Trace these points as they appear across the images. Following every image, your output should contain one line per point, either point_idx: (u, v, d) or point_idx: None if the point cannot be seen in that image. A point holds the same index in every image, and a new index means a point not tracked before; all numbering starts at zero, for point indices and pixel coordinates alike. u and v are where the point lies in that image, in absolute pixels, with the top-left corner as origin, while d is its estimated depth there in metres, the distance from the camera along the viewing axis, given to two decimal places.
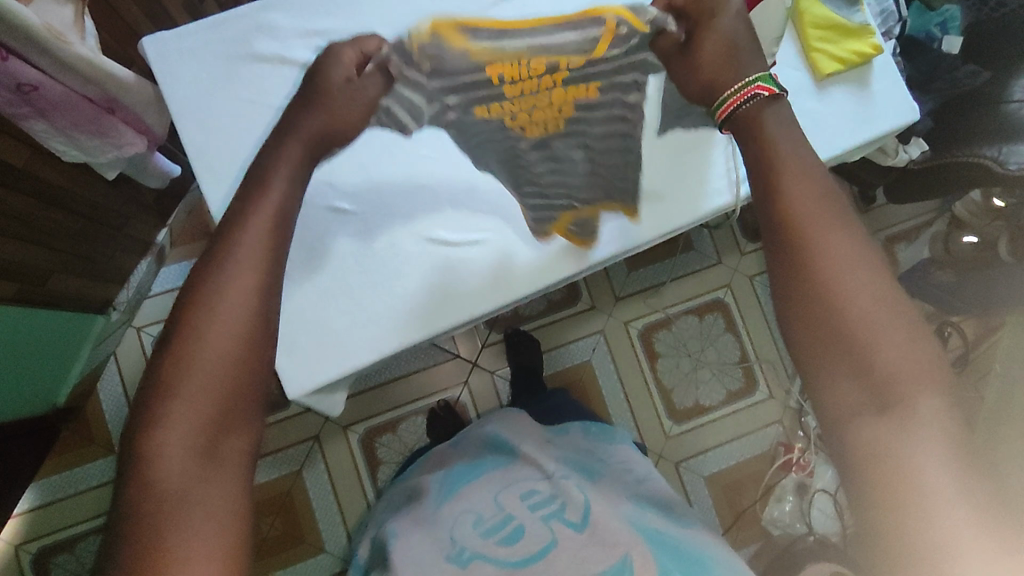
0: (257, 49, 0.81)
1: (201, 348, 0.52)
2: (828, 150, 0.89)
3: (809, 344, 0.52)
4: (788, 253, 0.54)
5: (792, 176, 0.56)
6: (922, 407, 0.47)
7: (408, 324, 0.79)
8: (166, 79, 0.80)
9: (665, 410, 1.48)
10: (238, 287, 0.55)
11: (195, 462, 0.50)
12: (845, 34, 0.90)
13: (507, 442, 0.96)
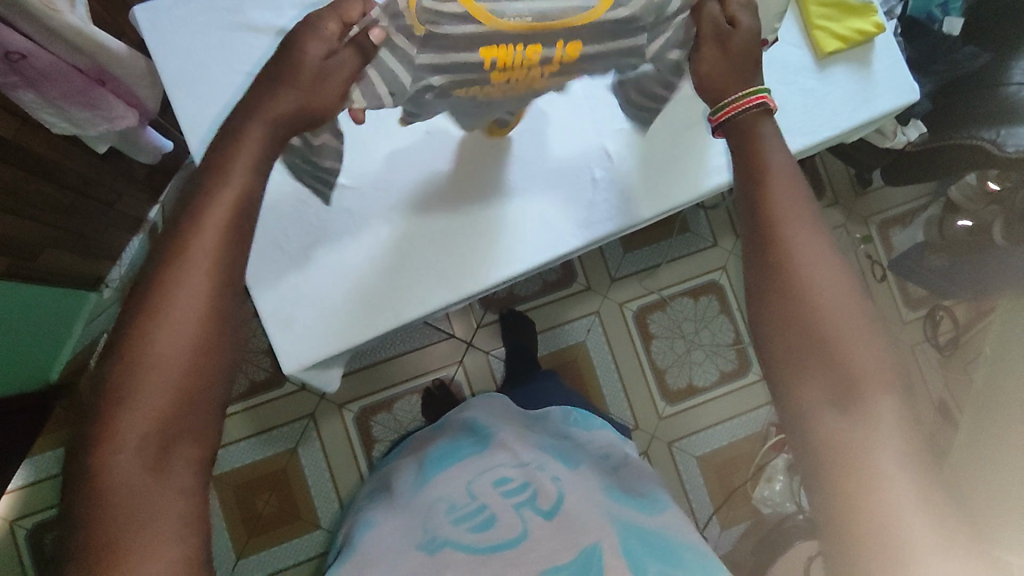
0: (251, 19, 0.79)
1: (154, 343, 0.46)
2: (829, 129, 0.89)
3: (789, 345, 0.51)
4: (768, 250, 0.54)
5: (774, 171, 0.57)
6: (883, 408, 0.48)
7: (403, 298, 0.79)
8: (159, 49, 0.78)
9: (657, 391, 1.49)
10: (197, 272, 0.47)
11: (152, 476, 0.44)
12: (846, 12, 0.88)
13: (486, 428, 0.95)
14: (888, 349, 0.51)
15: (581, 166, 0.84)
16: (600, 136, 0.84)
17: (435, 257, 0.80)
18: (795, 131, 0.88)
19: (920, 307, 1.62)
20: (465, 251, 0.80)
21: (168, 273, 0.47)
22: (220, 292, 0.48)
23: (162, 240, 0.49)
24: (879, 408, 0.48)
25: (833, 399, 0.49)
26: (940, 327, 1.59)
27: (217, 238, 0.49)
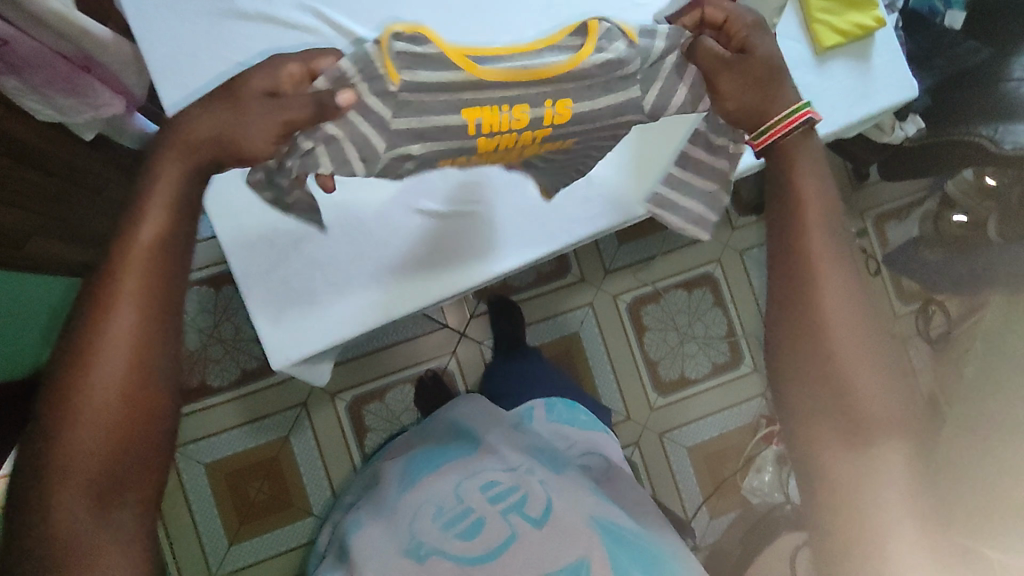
0: (240, 6, 0.77)
1: (89, 395, 0.50)
2: (825, 126, 0.88)
3: (806, 388, 0.58)
4: (797, 295, 0.59)
5: (812, 218, 0.60)
6: (887, 449, 0.55)
7: (397, 295, 0.79)
8: (145, 35, 0.76)
9: (650, 382, 1.49)
10: (125, 328, 0.51)
11: (89, 511, 0.50)
12: (847, 5, 0.87)
13: (472, 432, 0.95)
14: (904, 397, 0.57)
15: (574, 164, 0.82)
16: None
17: (427, 253, 0.80)
18: None
19: (913, 301, 1.60)
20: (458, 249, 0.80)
21: (97, 329, 0.51)
22: (144, 344, 0.52)
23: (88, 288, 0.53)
24: (890, 448, 0.55)
25: (845, 438, 0.56)
26: (932, 322, 1.59)
27: (138, 293, 0.52)
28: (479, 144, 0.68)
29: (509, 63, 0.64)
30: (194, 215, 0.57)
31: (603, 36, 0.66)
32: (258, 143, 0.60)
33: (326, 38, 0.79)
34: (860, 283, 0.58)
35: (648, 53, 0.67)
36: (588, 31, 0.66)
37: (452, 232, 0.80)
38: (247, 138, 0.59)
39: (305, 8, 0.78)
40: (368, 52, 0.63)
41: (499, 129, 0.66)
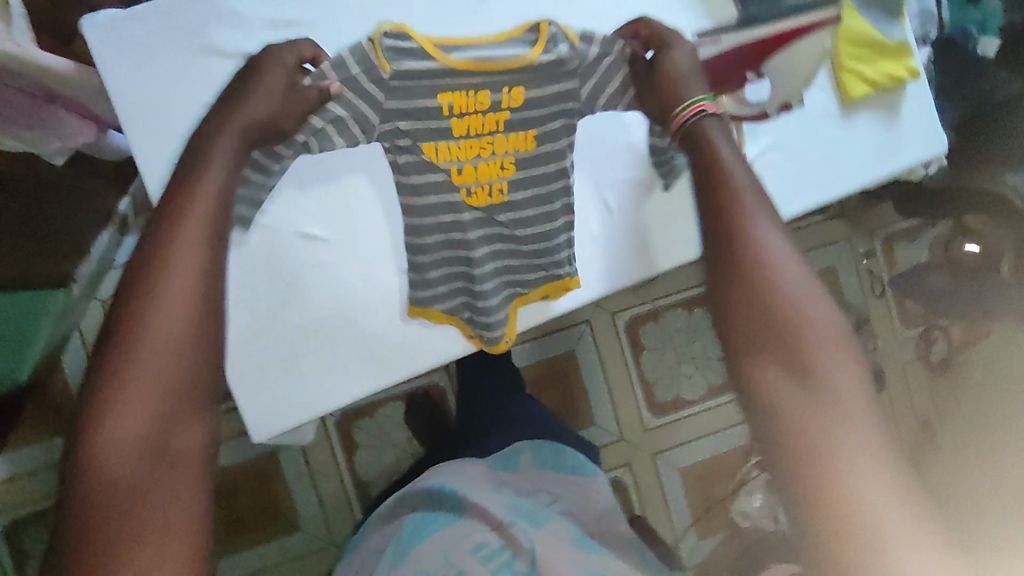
0: (216, 41, 0.70)
1: (148, 340, 0.50)
2: (848, 184, 0.83)
3: (756, 341, 0.54)
4: (728, 253, 0.57)
5: (728, 171, 0.61)
6: (841, 384, 0.51)
7: (402, 334, 0.76)
8: (113, 72, 0.69)
9: (644, 403, 1.47)
10: (182, 274, 0.52)
11: (146, 454, 0.48)
12: (880, 52, 0.80)
13: (453, 493, 0.92)
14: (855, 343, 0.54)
15: (581, 220, 0.79)
16: (599, 188, 0.79)
17: (426, 276, 0.75)
18: (814, 188, 0.82)
19: (915, 324, 1.56)
20: (465, 303, 0.77)
21: (152, 279, 0.51)
22: (201, 291, 0.52)
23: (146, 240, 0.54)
24: (844, 382, 0.52)
25: (792, 376, 0.52)
26: (933, 347, 1.54)
27: (196, 236, 0.54)
28: (452, 125, 0.72)
29: (475, 55, 0.70)
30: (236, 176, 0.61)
31: (550, 41, 0.70)
32: (275, 111, 0.64)
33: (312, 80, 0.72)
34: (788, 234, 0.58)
35: (585, 56, 0.71)
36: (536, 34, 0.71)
37: (456, 278, 0.77)
38: (264, 108, 0.63)
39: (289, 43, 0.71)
40: (363, 45, 0.67)
41: (467, 110, 0.72)
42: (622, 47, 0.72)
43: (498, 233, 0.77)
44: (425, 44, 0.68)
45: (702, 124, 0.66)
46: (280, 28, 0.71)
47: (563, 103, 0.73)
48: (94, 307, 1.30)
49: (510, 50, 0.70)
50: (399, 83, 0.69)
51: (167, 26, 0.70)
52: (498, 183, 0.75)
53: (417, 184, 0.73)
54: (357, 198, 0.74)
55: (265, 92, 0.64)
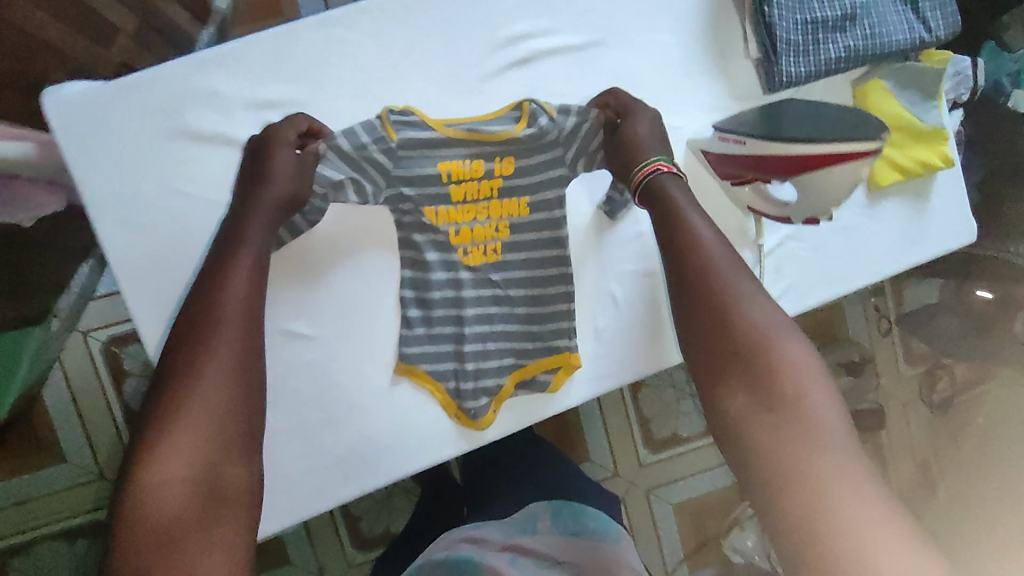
0: (193, 125, 0.64)
1: (199, 386, 0.52)
2: (869, 276, 0.78)
3: (729, 377, 0.52)
4: (695, 292, 0.56)
5: (689, 208, 0.61)
6: (809, 403, 0.49)
7: (391, 417, 0.72)
8: (77, 159, 0.63)
9: (641, 438, 1.45)
10: (232, 325, 0.55)
11: (197, 493, 0.48)
12: (913, 137, 0.75)
13: (468, 562, 0.78)
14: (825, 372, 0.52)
15: (584, 317, 0.75)
16: (605, 280, 0.75)
17: (413, 332, 0.72)
18: (832, 277, 0.77)
19: (920, 363, 1.44)
20: (452, 371, 0.73)
21: (213, 329, 0.55)
22: (248, 340, 0.56)
23: (192, 301, 0.57)
24: (814, 407, 0.49)
25: (755, 405, 0.50)
26: (937, 385, 1.44)
27: (246, 289, 0.58)
28: (452, 191, 0.69)
29: (469, 125, 0.67)
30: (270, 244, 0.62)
31: (530, 116, 0.67)
32: (287, 187, 0.61)
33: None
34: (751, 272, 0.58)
35: (563, 127, 0.67)
36: (518, 112, 0.68)
37: (446, 340, 0.73)
38: (284, 183, 0.61)
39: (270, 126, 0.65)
40: (373, 121, 0.65)
41: (465, 178, 0.69)
42: (598, 116, 0.67)
43: (491, 293, 0.73)
44: (424, 117, 0.67)
45: (659, 179, 0.62)
46: (260, 110, 0.65)
47: (548, 172, 0.70)
48: (75, 338, 1.15)
49: (496, 120, 0.68)
50: (408, 153, 0.66)
51: (139, 106, 0.63)
52: (494, 246, 0.72)
53: (421, 243, 0.71)
54: (351, 265, 0.71)
55: (281, 172, 0.61)
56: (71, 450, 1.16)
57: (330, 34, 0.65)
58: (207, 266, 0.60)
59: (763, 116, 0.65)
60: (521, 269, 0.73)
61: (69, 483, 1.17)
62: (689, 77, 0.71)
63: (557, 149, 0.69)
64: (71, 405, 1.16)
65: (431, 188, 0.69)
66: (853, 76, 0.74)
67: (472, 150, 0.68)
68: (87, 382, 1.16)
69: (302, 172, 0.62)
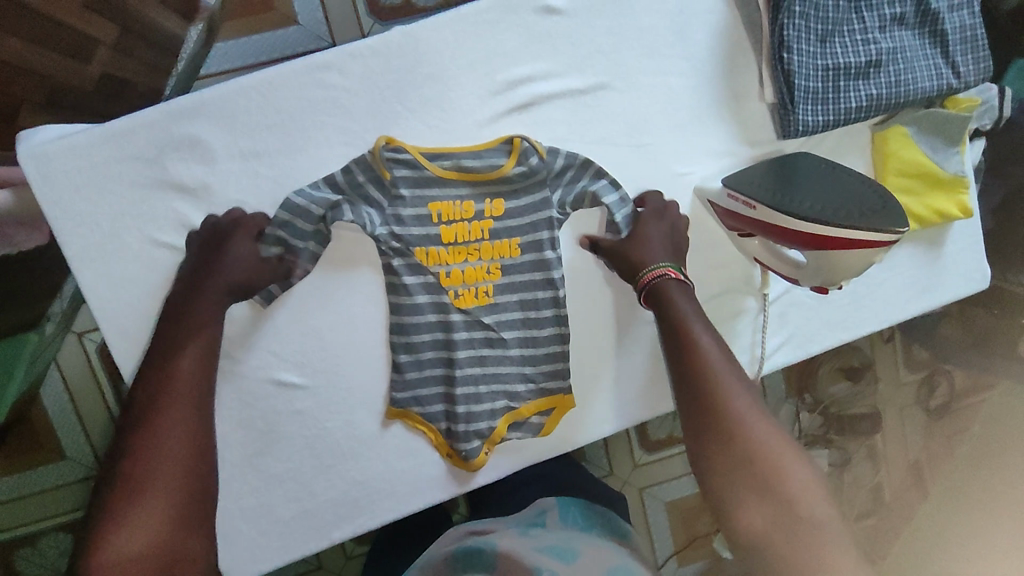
0: (176, 175, 0.61)
1: (151, 468, 0.51)
2: (877, 323, 0.75)
3: (742, 491, 0.54)
4: (708, 407, 0.58)
5: (696, 322, 0.62)
6: (817, 517, 0.51)
7: (381, 463, 0.69)
8: (55, 210, 0.60)
9: (637, 441, 1.33)
10: (185, 403, 0.54)
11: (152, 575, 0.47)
12: (932, 184, 0.71)
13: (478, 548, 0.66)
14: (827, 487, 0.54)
15: (583, 358, 0.71)
16: (605, 325, 0.71)
17: (404, 377, 0.67)
18: (837, 325, 0.74)
19: (920, 368, 1.31)
20: (443, 413, 0.68)
21: (157, 411, 0.53)
22: (200, 415, 0.55)
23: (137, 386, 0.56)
24: (829, 532, 0.51)
25: (778, 525, 0.51)
26: (936, 391, 1.31)
27: (197, 365, 0.56)
28: (443, 231, 0.65)
29: (459, 166, 0.64)
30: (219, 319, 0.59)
31: (521, 155, 0.64)
32: (247, 285, 0.60)
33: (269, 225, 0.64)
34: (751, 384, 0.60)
35: (552, 168, 0.65)
36: (508, 147, 0.64)
37: (437, 382, 0.68)
38: (241, 277, 0.60)
39: (256, 174, 0.62)
40: (364, 156, 0.62)
41: (454, 218, 0.65)
42: (585, 159, 0.65)
43: (483, 334, 0.68)
44: (417, 154, 0.63)
45: (666, 284, 0.63)
46: (246, 158, 0.62)
47: (539, 213, 0.66)
48: (70, 340, 1.04)
49: (487, 158, 0.64)
50: (400, 191, 0.64)
51: (119, 155, 0.60)
52: (482, 290, 0.67)
53: (410, 285, 0.66)
54: (338, 307, 0.66)
55: (237, 264, 0.60)
56: (72, 446, 1.05)
57: (320, 79, 0.61)
58: (153, 347, 0.57)
59: (776, 174, 0.62)
60: (512, 311, 0.68)
61: (68, 478, 1.06)
62: (697, 121, 0.68)
63: (545, 190, 0.66)
64: (70, 404, 1.04)
65: (417, 229, 0.65)
66: (874, 121, 0.72)
67: (463, 189, 0.65)
68: (86, 381, 1.04)
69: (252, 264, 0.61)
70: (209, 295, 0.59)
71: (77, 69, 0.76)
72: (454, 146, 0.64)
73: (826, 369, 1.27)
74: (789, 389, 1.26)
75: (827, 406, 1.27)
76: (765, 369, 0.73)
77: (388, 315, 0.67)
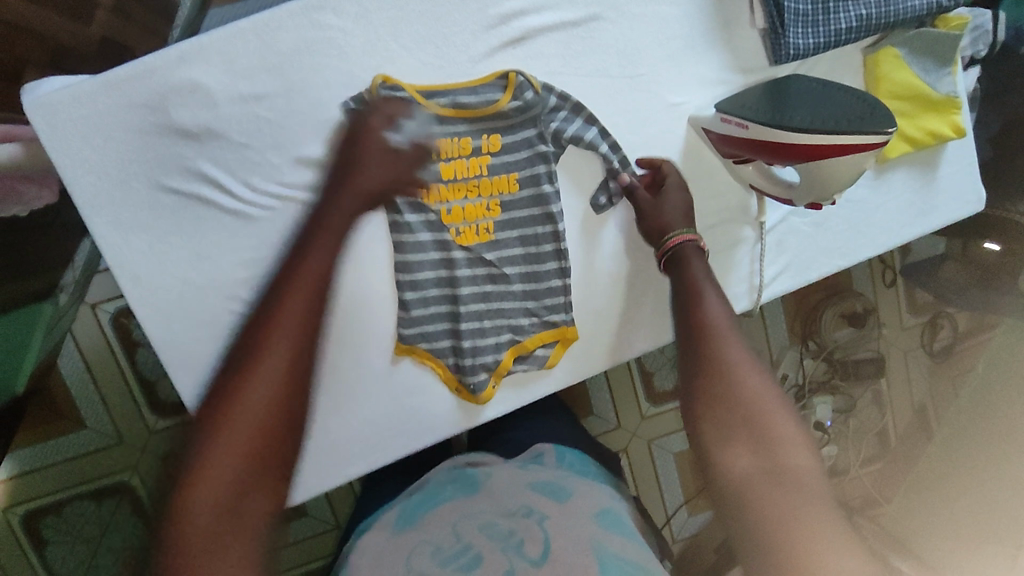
0: (178, 120, 0.63)
1: (247, 391, 0.45)
2: (873, 249, 0.76)
3: (730, 437, 0.54)
4: (702, 358, 0.58)
5: (702, 283, 0.63)
6: (794, 464, 0.51)
7: (391, 399, 0.70)
8: (64, 158, 0.61)
9: (642, 389, 1.26)
10: (290, 333, 0.48)
11: (218, 518, 0.43)
12: (925, 106, 0.72)
13: (476, 482, 0.68)
14: (813, 438, 0.54)
15: (586, 295, 0.73)
16: (607, 261, 0.73)
17: (410, 314, 0.69)
18: (834, 252, 0.75)
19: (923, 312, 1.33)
20: (451, 348, 0.70)
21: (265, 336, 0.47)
22: (302, 356, 0.47)
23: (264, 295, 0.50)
24: (806, 477, 0.51)
25: (760, 470, 0.51)
26: (938, 334, 1.33)
27: (311, 291, 0.50)
28: (442, 168, 0.66)
29: (455, 103, 0.65)
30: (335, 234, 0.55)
31: (517, 90, 0.65)
32: (383, 175, 0.60)
33: (279, 187, 0.66)
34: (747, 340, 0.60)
35: (547, 104, 0.67)
36: (504, 83, 0.66)
37: (443, 319, 0.70)
38: (371, 170, 0.59)
39: (258, 118, 0.64)
40: (363, 97, 0.64)
41: (453, 156, 0.66)
42: (577, 101, 0.68)
43: (486, 271, 0.70)
44: (414, 92, 0.64)
45: (686, 250, 0.65)
46: (249, 102, 0.63)
47: (534, 148, 0.68)
48: (84, 311, 1.04)
49: (483, 93, 0.66)
50: None
51: (122, 103, 0.62)
52: (479, 230, 0.68)
53: (411, 224, 0.67)
54: (346, 246, 0.68)
55: (376, 159, 0.60)
56: (91, 414, 1.06)
57: (316, 19, 0.63)
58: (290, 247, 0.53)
59: (768, 98, 0.64)
60: (512, 247, 0.70)
61: (89, 447, 1.07)
62: (690, 50, 0.69)
63: (541, 123, 0.67)
64: (86, 373, 1.06)
65: None
66: (866, 44, 0.72)
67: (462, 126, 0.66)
68: (100, 351, 1.05)
69: (386, 158, 0.60)
70: (348, 207, 0.57)
71: (76, 30, 0.81)
72: (451, 84, 0.66)
73: (830, 315, 1.27)
74: (793, 336, 1.28)
75: (831, 351, 1.29)
76: (764, 297, 0.74)
77: (390, 255, 0.68)
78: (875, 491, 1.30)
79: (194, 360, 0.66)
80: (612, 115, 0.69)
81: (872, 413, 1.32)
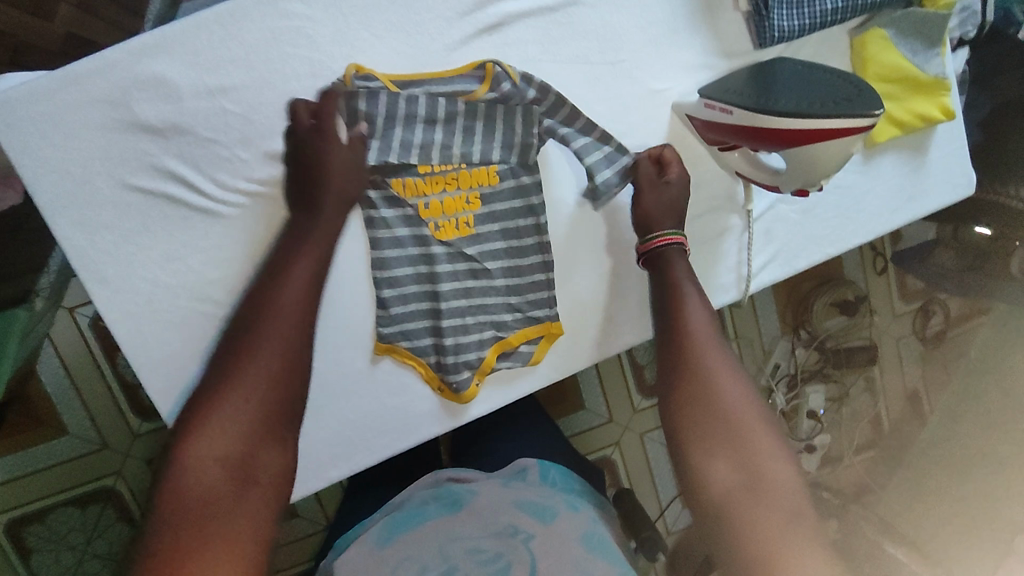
0: (141, 116, 0.60)
1: (246, 374, 0.54)
2: (863, 235, 0.74)
3: (711, 448, 0.53)
4: (685, 368, 0.57)
5: (688, 290, 0.62)
6: (777, 480, 0.51)
7: (373, 399, 0.68)
8: (22, 158, 0.59)
9: (634, 383, 1.24)
10: (287, 312, 0.57)
11: (225, 479, 0.50)
12: (913, 88, 0.70)
13: (460, 496, 0.66)
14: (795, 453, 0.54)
15: (570, 291, 0.71)
16: (591, 253, 0.71)
17: (389, 312, 0.67)
18: (822, 239, 0.74)
19: (915, 299, 1.32)
20: (432, 346, 0.68)
21: (263, 316, 0.57)
22: (299, 329, 0.57)
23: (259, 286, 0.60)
24: (786, 490, 0.51)
25: (742, 486, 0.51)
26: (931, 320, 1.32)
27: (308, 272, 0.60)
28: (424, 165, 0.65)
29: (432, 95, 0.64)
30: (325, 240, 0.61)
31: (494, 81, 0.64)
32: (349, 176, 0.62)
33: (249, 184, 0.63)
34: (732, 350, 0.59)
35: (525, 95, 0.65)
36: (481, 74, 0.64)
37: (424, 316, 0.68)
38: (338, 175, 0.61)
39: (225, 112, 0.62)
40: (336, 88, 0.62)
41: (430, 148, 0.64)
42: (558, 94, 0.66)
43: (467, 266, 0.68)
44: (387, 82, 0.63)
45: (671, 252, 0.64)
46: (215, 95, 0.61)
47: (513, 141, 0.66)
48: (62, 316, 1.01)
49: (458, 85, 0.64)
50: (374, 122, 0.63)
51: (82, 99, 0.59)
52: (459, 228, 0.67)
53: (388, 219, 0.65)
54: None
55: (335, 162, 0.61)
56: (72, 421, 1.04)
57: (281, 8, 0.60)
58: (274, 257, 0.61)
59: (753, 83, 0.62)
60: (497, 243, 0.68)
61: (72, 453, 1.04)
62: (672, 34, 0.67)
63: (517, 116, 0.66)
64: (67, 378, 1.03)
65: (396, 163, 0.64)
66: (852, 25, 0.70)
67: (439, 116, 0.64)
68: (79, 355, 1.02)
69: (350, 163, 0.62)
70: (323, 215, 0.61)
71: (38, 26, 0.81)
72: (426, 75, 0.64)
73: (821, 304, 1.26)
74: (784, 325, 1.26)
75: (822, 340, 1.27)
76: (752, 287, 0.73)
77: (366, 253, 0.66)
78: (867, 478, 1.29)
79: (167, 364, 0.64)
80: (593, 103, 0.67)
81: (865, 402, 1.31)
